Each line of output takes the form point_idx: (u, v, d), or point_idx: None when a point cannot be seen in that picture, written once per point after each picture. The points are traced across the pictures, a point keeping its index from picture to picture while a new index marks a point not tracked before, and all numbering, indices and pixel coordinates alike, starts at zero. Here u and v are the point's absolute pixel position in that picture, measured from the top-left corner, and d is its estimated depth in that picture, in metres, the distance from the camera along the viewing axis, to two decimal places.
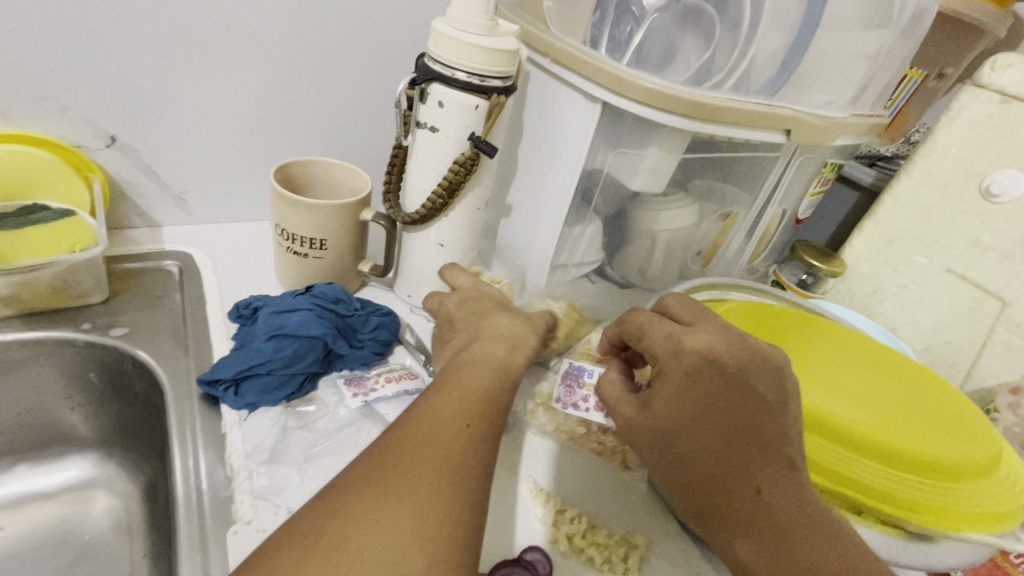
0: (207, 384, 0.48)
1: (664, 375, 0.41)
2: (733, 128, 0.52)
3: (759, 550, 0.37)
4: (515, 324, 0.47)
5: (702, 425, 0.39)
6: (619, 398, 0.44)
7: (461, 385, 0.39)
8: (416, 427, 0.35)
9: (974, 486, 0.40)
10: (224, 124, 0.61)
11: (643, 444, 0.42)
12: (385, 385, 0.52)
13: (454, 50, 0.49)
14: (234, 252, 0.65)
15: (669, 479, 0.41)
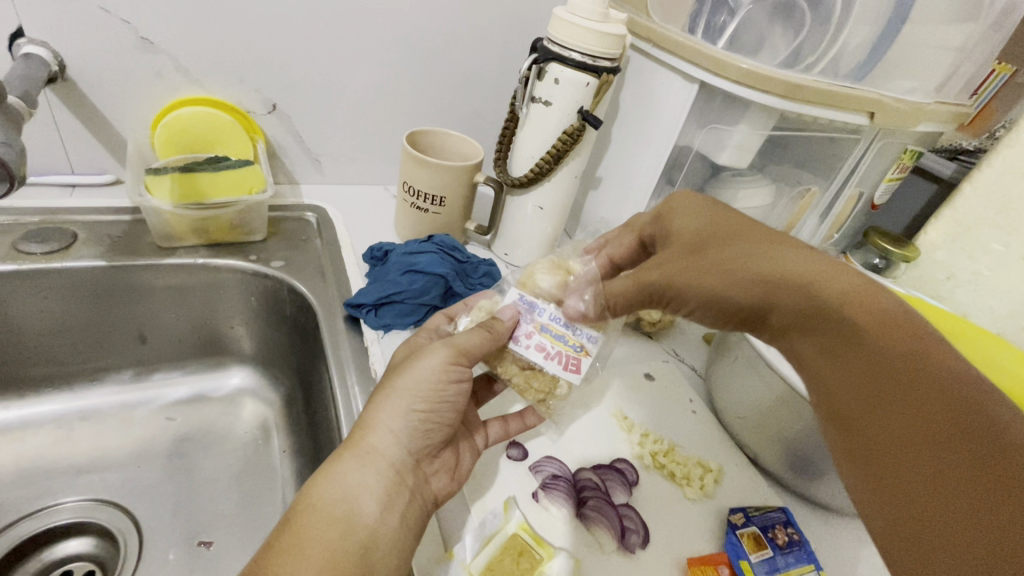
0: (353, 307, 0.58)
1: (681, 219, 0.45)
2: (821, 108, 0.57)
3: (835, 284, 0.35)
4: (437, 399, 0.40)
5: (724, 222, 0.42)
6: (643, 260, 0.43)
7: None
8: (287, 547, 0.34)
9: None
10: (361, 99, 0.71)
11: (682, 262, 0.41)
12: (533, 348, 0.44)
13: (574, 34, 0.56)
14: (359, 209, 0.76)
15: (717, 274, 0.38)
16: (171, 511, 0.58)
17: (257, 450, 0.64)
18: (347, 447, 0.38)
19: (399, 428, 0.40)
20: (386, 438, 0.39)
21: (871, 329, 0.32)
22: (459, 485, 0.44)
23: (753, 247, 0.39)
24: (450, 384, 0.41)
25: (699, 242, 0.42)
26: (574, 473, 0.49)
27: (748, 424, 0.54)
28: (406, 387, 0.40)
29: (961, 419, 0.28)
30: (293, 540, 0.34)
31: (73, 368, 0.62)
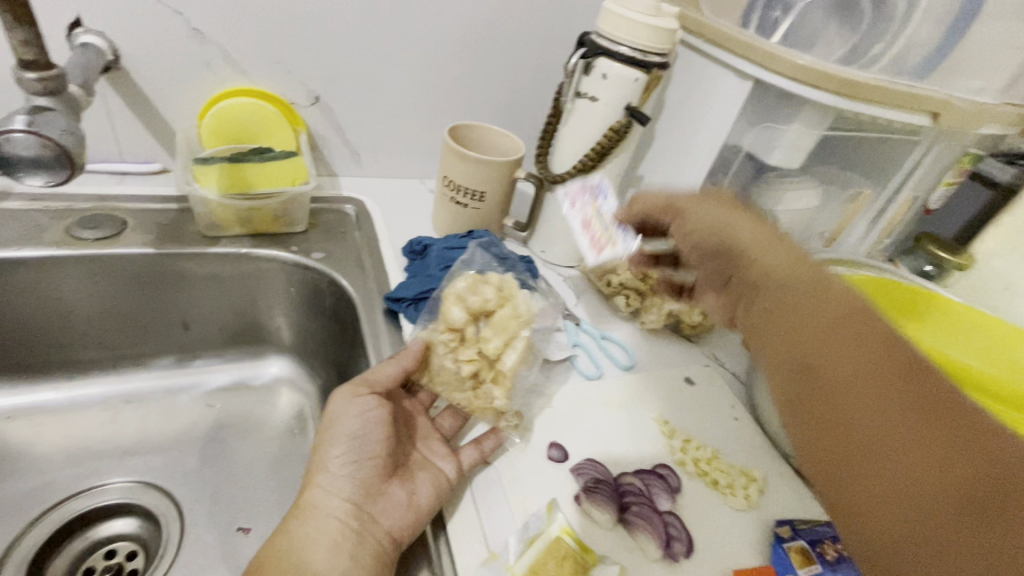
0: (392, 300, 0.58)
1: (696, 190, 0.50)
2: (881, 109, 0.55)
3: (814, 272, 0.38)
4: (351, 434, 0.43)
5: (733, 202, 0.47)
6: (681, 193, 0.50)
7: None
8: None
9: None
10: (403, 93, 0.71)
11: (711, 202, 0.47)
12: (574, 214, 0.55)
13: (624, 28, 0.55)
14: (397, 203, 0.76)
15: (735, 220, 0.44)
16: (211, 497, 0.59)
17: (293, 441, 0.65)
18: (292, 516, 0.41)
19: (331, 479, 0.42)
20: (324, 491, 0.42)
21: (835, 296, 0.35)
22: (425, 517, 0.42)
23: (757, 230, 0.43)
24: (358, 416, 0.44)
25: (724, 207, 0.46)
26: (616, 477, 0.48)
27: None
28: (326, 439, 0.44)
29: (922, 396, 0.29)
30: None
31: (120, 353, 0.64)
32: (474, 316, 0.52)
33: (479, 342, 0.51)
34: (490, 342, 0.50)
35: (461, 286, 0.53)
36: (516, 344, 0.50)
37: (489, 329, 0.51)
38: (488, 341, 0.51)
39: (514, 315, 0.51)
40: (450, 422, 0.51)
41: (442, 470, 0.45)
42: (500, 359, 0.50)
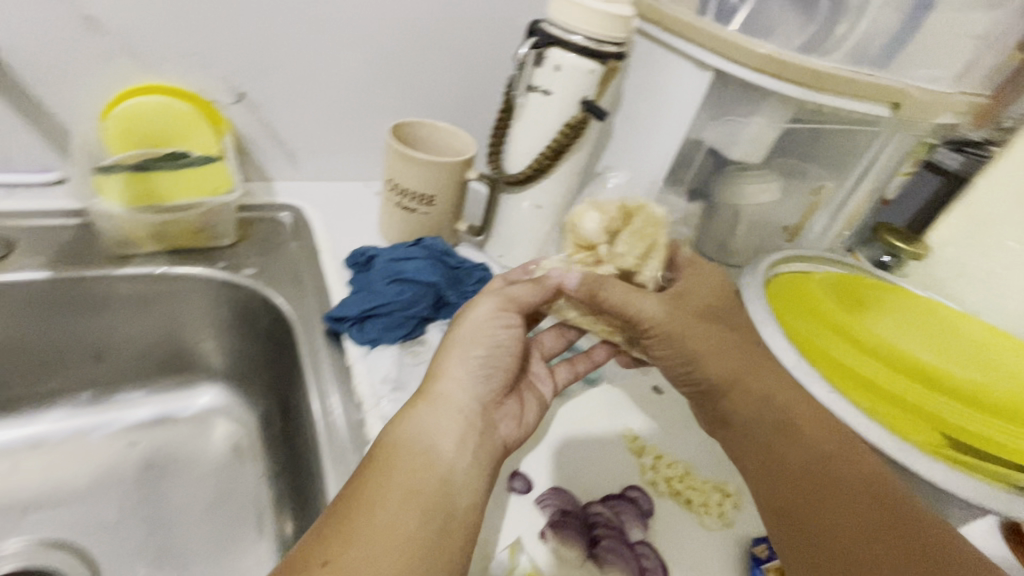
0: (334, 320, 0.52)
1: (693, 286, 0.47)
2: (843, 99, 0.53)
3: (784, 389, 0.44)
4: (488, 341, 0.43)
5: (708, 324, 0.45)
6: (632, 291, 0.44)
7: (367, 545, 0.31)
8: (367, 494, 0.34)
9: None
10: (341, 87, 0.64)
11: (686, 320, 0.44)
12: None
13: (577, 15, 0.51)
14: (338, 208, 0.69)
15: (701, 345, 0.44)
16: (132, 551, 0.52)
17: (231, 476, 0.58)
18: (419, 400, 0.40)
19: (461, 370, 0.42)
20: (453, 383, 0.42)
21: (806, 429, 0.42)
22: (530, 430, 0.46)
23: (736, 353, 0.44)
24: (503, 329, 0.45)
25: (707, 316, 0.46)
26: (583, 506, 0.44)
27: None
28: (465, 338, 0.43)
29: (903, 537, 0.35)
30: (364, 491, 0.34)
31: (19, 391, 0.56)
32: (607, 232, 0.47)
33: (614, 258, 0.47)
34: (628, 254, 0.46)
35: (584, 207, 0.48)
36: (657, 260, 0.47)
37: (624, 243, 0.47)
38: (624, 256, 0.47)
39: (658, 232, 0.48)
40: (550, 341, 0.53)
41: (544, 392, 0.49)
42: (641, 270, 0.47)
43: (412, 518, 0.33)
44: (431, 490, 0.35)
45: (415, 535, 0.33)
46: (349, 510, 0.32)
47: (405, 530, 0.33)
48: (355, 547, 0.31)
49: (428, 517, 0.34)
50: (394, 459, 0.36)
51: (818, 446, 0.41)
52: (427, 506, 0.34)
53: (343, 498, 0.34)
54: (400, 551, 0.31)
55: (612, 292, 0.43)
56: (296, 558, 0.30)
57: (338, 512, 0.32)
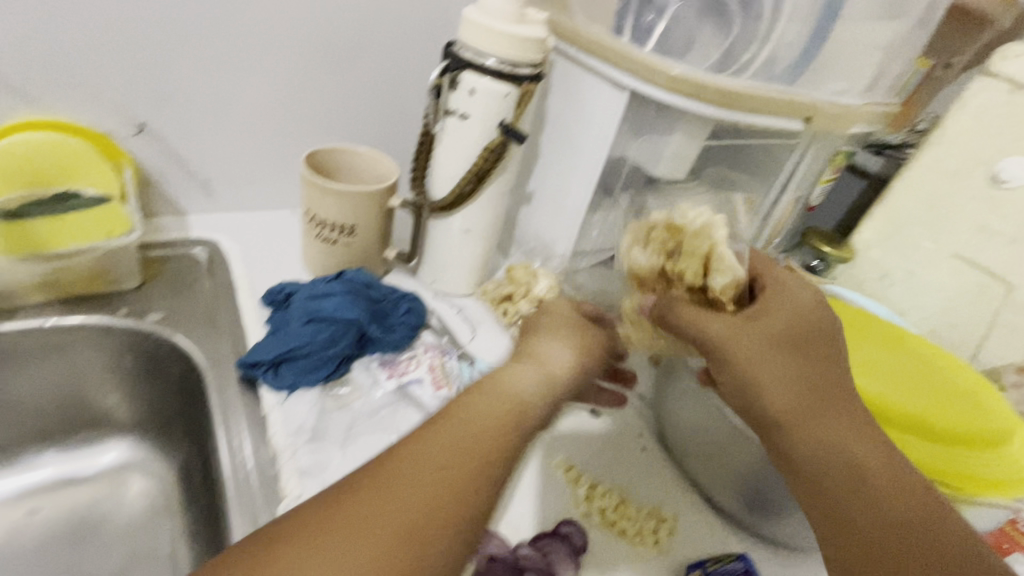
0: (247, 366, 0.49)
1: (775, 297, 0.42)
2: (757, 116, 0.54)
3: (857, 427, 0.39)
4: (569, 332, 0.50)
5: (790, 348, 0.40)
6: (697, 316, 0.42)
7: (409, 480, 0.34)
8: (414, 446, 0.36)
9: (1008, 455, 0.45)
10: (253, 114, 0.61)
11: (751, 345, 0.40)
12: (417, 367, 0.54)
13: (487, 38, 0.50)
14: (259, 239, 0.65)
15: (772, 374, 0.40)
16: None
17: (146, 537, 0.54)
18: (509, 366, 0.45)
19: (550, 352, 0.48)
20: (533, 362, 0.46)
21: (877, 473, 0.38)
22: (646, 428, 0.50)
23: (817, 378, 0.40)
24: (582, 330, 0.51)
25: (790, 335, 0.41)
26: (513, 549, 0.43)
27: (702, 462, 0.50)
28: (546, 329, 0.50)
29: None
30: (406, 457, 0.35)
31: None
32: (667, 252, 0.46)
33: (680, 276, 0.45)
34: (689, 268, 0.44)
35: (629, 240, 0.49)
36: (729, 263, 0.43)
37: (682, 259, 0.45)
38: (687, 270, 0.45)
39: (714, 240, 0.44)
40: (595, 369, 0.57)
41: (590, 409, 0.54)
42: (708, 281, 0.44)
43: (448, 468, 0.35)
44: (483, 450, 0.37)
45: (452, 488, 0.34)
46: (404, 447, 0.36)
47: (445, 480, 0.34)
48: (396, 484, 0.33)
49: (471, 472, 0.36)
50: (459, 415, 0.39)
51: (890, 503, 0.36)
52: (476, 464, 0.36)
53: (404, 438, 0.37)
54: (436, 498, 0.33)
55: (680, 311, 0.43)
56: (349, 479, 0.34)
57: (394, 450, 0.36)
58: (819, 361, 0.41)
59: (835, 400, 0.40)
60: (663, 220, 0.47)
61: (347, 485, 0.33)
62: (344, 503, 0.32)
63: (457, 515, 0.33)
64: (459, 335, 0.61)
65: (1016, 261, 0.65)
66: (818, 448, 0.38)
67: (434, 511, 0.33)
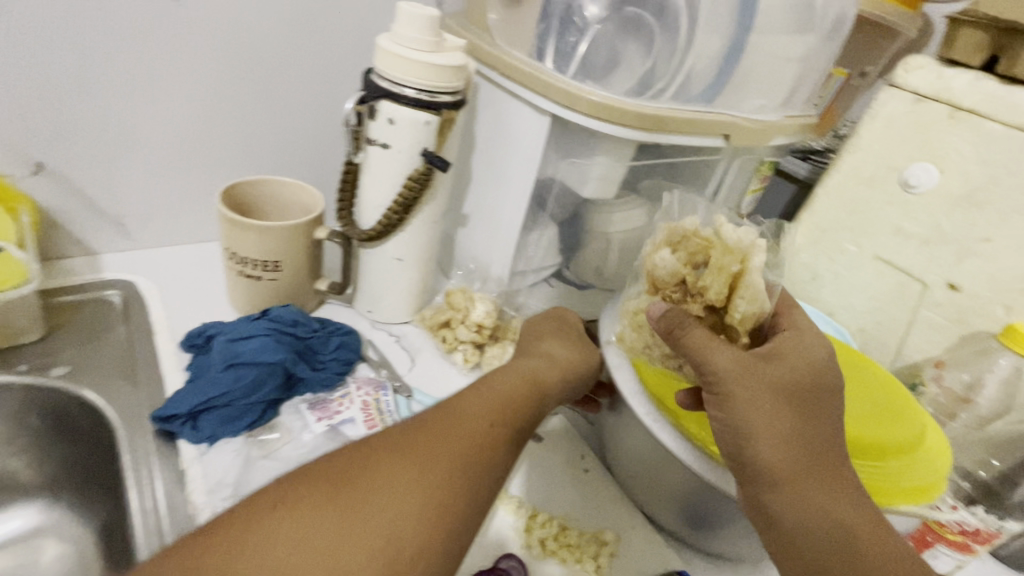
0: (163, 419, 0.46)
1: (790, 345, 0.40)
2: (678, 137, 0.55)
3: (848, 494, 0.37)
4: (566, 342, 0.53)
5: (798, 403, 0.38)
6: (705, 344, 0.39)
7: (447, 433, 0.39)
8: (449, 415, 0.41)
9: (924, 459, 0.41)
10: (165, 146, 0.58)
11: (757, 390, 0.37)
12: (350, 406, 0.52)
13: (401, 67, 0.49)
14: (181, 276, 0.62)
15: (775, 424, 0.37)
16: None
17: None
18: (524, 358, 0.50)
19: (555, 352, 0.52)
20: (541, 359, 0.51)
21: (864, 539, 0.35)
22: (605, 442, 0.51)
23: (823, 437, 0.37)
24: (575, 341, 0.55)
25: (799, 390, 0.38)
26: None
27: (641, 482, 0.50)
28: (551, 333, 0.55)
29: None
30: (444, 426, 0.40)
31: None
32: (693, 263, 0.43)
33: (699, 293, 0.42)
34: (712, 286, 0.42)
35: (658, 238, 0.46)
36: (756, 292, 0.41)
37: (705, 274, 0.42)
38: (709, 287, 0.42)
39: (747, 266, 0.41)
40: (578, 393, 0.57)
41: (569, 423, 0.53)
42: (730, 306, 0.41)
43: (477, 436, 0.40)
44: (507, 413, 0.43)
45: (482, 442, 0.40)
46: (438, 408, 0.42)
47: (478, 436, 0.40)
48: (436, 432, 0.39)
49: (493, 433, 0.41)
50: (482, 385, 0.45)
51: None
52: (498, 425, 0.42)
53: (439, 401, 0.43)
54: (468, 447, 0.39)
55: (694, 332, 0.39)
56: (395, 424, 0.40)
57: (431, 409, 0.42)
58: (825, 419, 0.38)
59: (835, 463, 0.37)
60: (693, 229, 0.44)
61: (394, 428, 0.39)
62: (394, 441, 0.38)
63: (484, 465, 0.39)
64: (397, 367, 0.60)
65: (933, 260, 0.66)
66: (808, 508, 0.36)
67: (466, 457, 0.38)
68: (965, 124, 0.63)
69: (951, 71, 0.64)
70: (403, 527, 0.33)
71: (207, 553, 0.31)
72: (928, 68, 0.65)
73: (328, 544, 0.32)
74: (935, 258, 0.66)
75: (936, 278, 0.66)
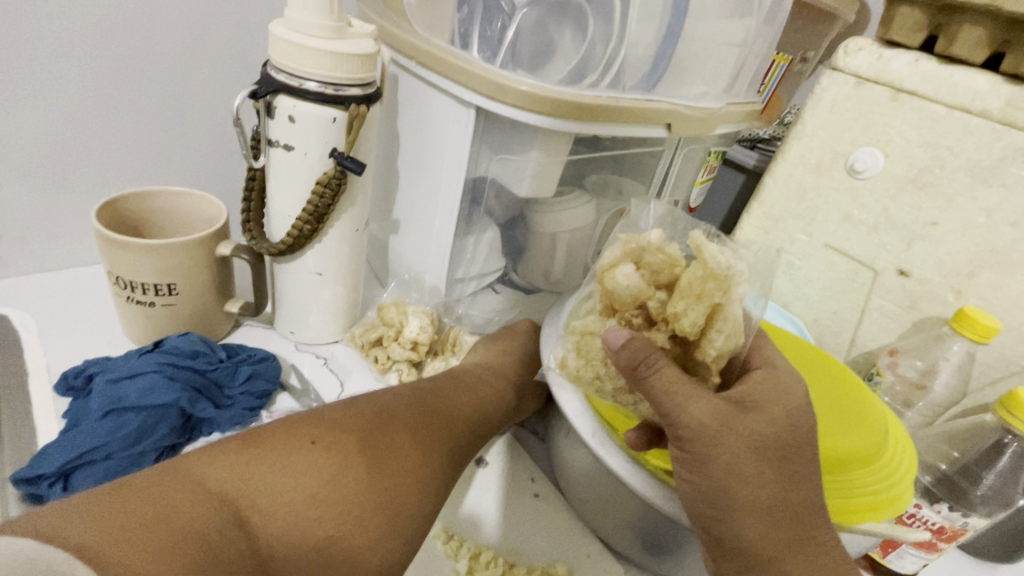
0: (26, 482, 0.38)
1: (765, 390, 0.35)
2: (616, 128, 0.51)
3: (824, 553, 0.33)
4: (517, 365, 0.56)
5: (777, 462, 0.33)
6: (680, 394, 0.33)
7: (437, 417, 0.44)
8: (437, 404, 0.45)
9: (869, 470, 0.37)
10: (29, 158, 0.49)
11: (734, 450, 0.32)
12: None
13: (298, 57, 0.43)
14: (66, 306, 0.54)
15: (750, 490, 0.32)
16: None
17: None
18: (484, 372, 0.53)
19: (509, 368, 0.55)
20: (497, 374, 0.53)
21: None
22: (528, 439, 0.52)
23: (803, 496, 0.33)
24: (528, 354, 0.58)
25: (776, 447, 0.33)
26: None
27: (593, 507, 0.46)
28: (508, 351, 0.57)
29: None
30: (436, 407, 0.45)
31: None
32: (657, 285, 0.37)
33: (670, 321, 0.36)
34: (687, 317, 0.35)
35: (616, 252, 0.39)
36: (729, 324, 0.36)
37: (676, 298, 0.36)
38: (682, 316, 0.35)
39: (727, 297, 0.36)
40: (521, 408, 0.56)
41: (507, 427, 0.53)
42: (705, 339, 0.36)
43: (460, 430, 0.45)
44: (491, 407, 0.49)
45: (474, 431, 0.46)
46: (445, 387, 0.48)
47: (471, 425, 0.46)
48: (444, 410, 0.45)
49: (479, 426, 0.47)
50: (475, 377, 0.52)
51: None
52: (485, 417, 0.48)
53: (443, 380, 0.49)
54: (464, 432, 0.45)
55: (665, 381, 0.33)
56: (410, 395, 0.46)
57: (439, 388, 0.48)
58: (806, 477, 0.33)
59: (813, 525, 0.33)
60: (656, 242, 0.38)
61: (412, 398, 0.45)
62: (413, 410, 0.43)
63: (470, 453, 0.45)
64: (325, 393, 0.54)
65: (882, 247, 0.65)
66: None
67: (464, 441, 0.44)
68: (905, 107, 0.61)
69: (891, 52, 0.62)
70: (409, 482, 0.38)
71: (252, 466, 0.35)
72: (868, 50, 0.63)
73: (353, 487, 0.36)
74: (884, 245, 0.65)
75: (886, 265, 0.65)
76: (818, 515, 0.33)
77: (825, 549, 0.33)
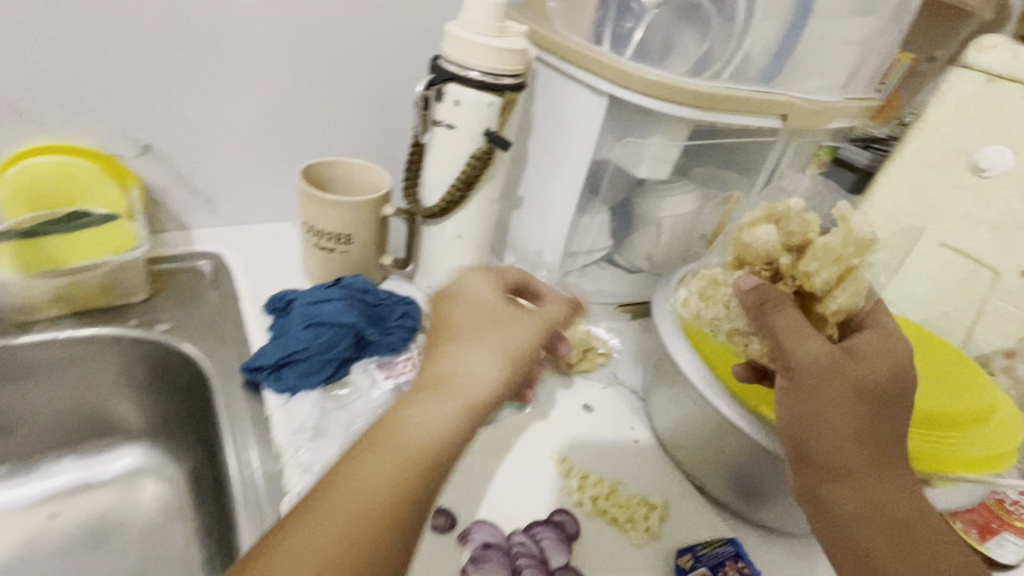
0: (251, 371, 0.51)
1: (874, 343, 0.39)
2: (733, 116, 0.55)
3: (893, 487, 0.37)
4: (488, 356, 0.40)
5: (873, 405, 0.37)
6: (797, 334, 0.38)
7: (286, 559, 0.30)
8: (287, 545, 0.30)
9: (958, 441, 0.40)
10: (249, 130, 0.63)
11: (836, 389, 0.37)
12: (413, 368, 0.56)
13: (468, 51, 0.52)
14: (261, 251, 0.68)
15: (844, 423, 0.36)
16: None
17: (163, 536, 0.57)
18: (429, 391, 0.38)
19: (473, 355, 0.40)
20: (458, 373, 0.39)
21: (913, 534, 0.36)
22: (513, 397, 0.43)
23: (887, 434, 0.37)
24: (492, 308, 0.44)
25: (873, 391, 0.37)
26: (506, 537, 0.44)
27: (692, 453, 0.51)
28: (466, 327, 0.42)
29: None
30: (288, 540, 0.31)
31: None
32: (789, 245, 0.43)
33: (800, 278, 0.42)
34: (818, 274, 0.41)
35: (757, 214, 0.45)
36: (855, 285, 0.41)
37: (809, 259, 0.41)
38: (814, 274, 0.41)
39: (861, 261, 0.41)
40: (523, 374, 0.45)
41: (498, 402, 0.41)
42: (829, 296, 0.41)
43: (341, 549, 0.31)
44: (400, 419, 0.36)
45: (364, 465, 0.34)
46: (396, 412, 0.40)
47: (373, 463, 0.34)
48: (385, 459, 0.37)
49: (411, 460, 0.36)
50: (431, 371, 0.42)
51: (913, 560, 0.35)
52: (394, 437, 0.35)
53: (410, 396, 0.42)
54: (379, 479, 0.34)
55: (781, 323, 0.39)
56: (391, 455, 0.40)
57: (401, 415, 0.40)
58: (894, 421, 0.38)
59: (891, 462, 0.37)
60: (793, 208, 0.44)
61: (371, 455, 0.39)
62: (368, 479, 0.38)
63: (400, 503, 0.34)
64: None
65: (1005, 247, 0.64)
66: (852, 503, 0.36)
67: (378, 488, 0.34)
68: None
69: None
70: None
71: None
72: (1003, 47, 0.63)
73: None
74: (1006, 244, 0.64)
75: (1008, 265, 0.64)
76: (898, 455, 0.37)
77: (899, 484, 0.37)
